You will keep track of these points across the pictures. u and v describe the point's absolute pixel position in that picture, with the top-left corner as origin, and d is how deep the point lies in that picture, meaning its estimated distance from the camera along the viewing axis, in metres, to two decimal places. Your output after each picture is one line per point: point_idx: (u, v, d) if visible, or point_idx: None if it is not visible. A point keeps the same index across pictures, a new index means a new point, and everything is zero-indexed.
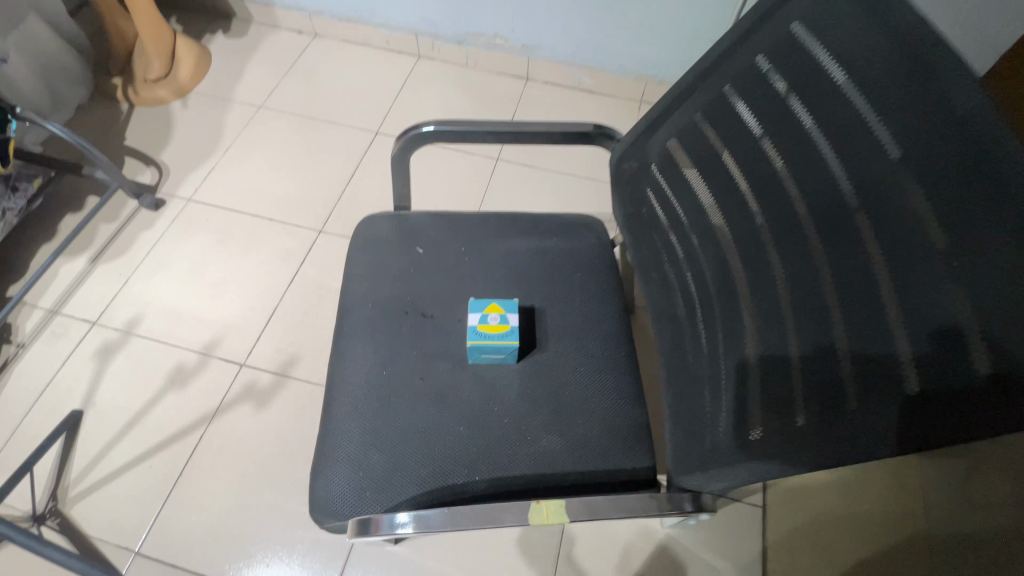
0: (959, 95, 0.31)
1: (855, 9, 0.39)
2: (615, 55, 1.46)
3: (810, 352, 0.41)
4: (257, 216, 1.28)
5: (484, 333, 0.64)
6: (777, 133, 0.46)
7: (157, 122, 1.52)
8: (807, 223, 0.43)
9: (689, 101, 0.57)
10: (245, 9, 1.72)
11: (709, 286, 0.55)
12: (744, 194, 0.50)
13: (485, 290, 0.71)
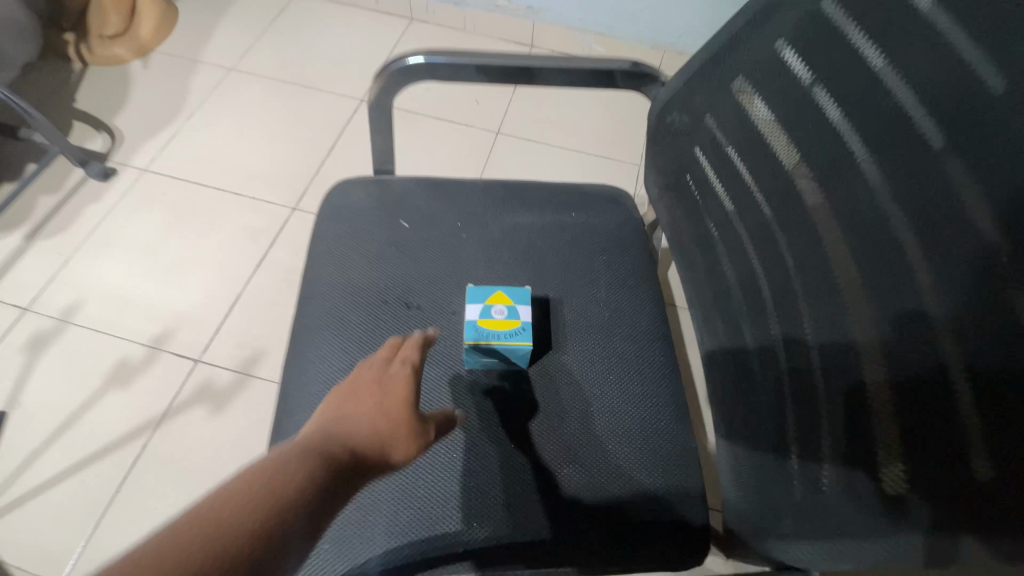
0: None
1: None
2: (630, 19, 1.31)
3: (960, 364, 0.27)
4: (222, 189, 1.12)
5: (487, 331, 0.51)
6: (902, 50, 0.32)
7: (114, 84, 1.35)
8: (961, 170, 0.28)
9: (758, 28, 0.43)
10: None
11: (791, 275, 0.41)
12: (843, 141, 0.36)
13: (487, 275, 0.56)
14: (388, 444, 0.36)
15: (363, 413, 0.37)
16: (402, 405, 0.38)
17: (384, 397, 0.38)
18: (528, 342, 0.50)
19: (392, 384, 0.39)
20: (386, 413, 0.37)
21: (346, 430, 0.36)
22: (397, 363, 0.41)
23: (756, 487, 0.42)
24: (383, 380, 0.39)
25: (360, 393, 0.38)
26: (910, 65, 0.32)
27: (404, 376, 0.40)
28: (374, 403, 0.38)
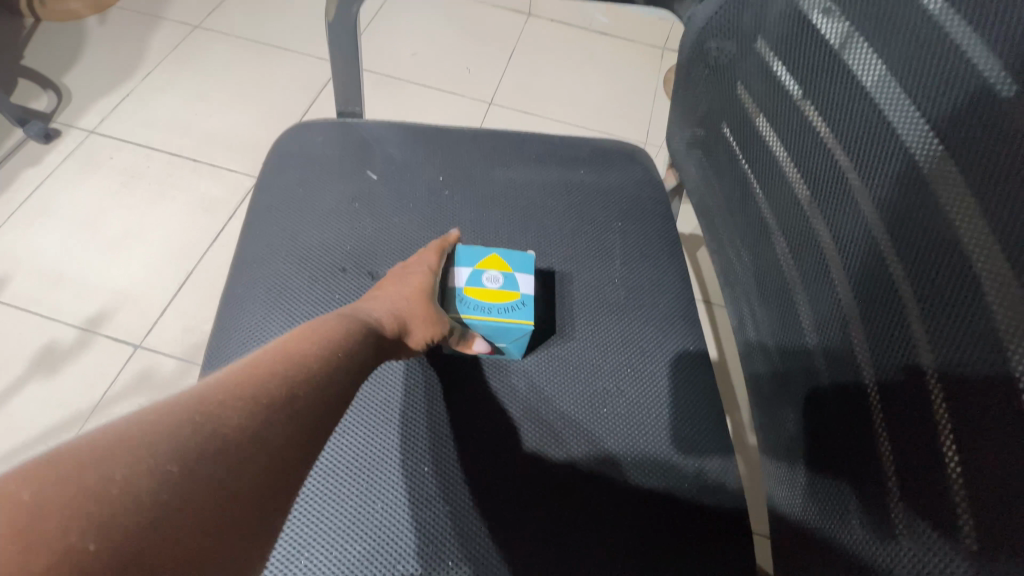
0: None
1: None
2: None
3: None
4: (178, 154, 1.00)
5: (478, 306, 0.42)
6: None
7: (66, 40, 1.21)
8: None
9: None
10: None
11: (883, 237, 0.31)
12: (938, 36, 0.27)
13: (475, 242, 0.45)
14: (407, 324, 0.39)
15: (383, 300, 0.39)
16: (420, 294, 0.40)
17: (406, 291, 0.40)
18: (528, 321, 0.40)
19: (411, 277, 0.41)
20: (404, 300, 0.40)
21: (367, 311, 0.38)
22: (414, 262, 0.42)
23: (852, 528, 0.32)
24: (404, 274, 0.41)
25: (384, 288, 0.41)
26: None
27: (425, 276, 0.41)
28: (396, 294, 0.40)
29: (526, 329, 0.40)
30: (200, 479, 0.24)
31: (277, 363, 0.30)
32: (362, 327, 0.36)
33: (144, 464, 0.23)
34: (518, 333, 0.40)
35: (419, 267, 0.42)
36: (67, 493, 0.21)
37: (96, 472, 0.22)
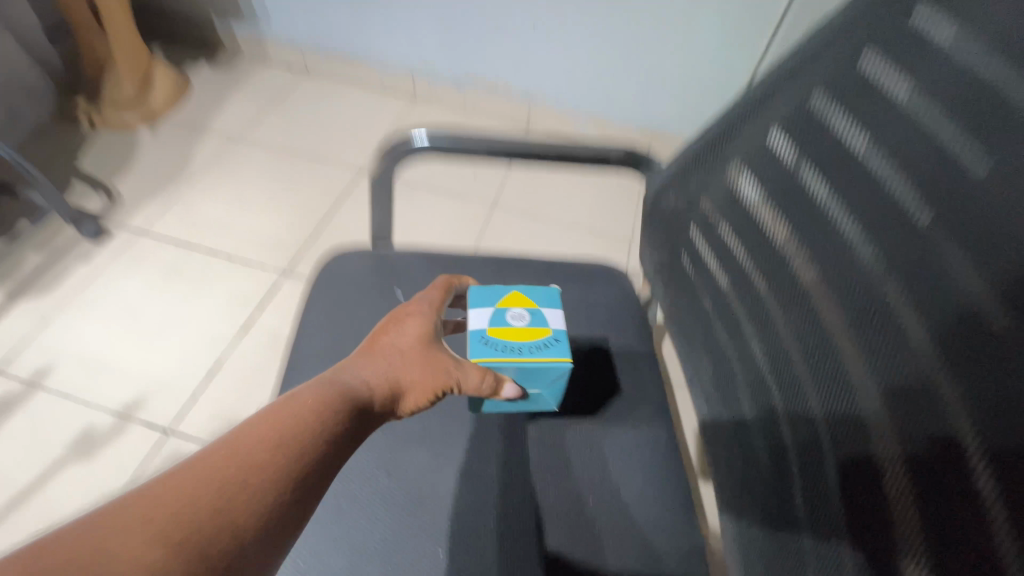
0: None
1: None
2: (622, 105, 1.43)
3: (983, 445, 0.27)
4: (215, 253, 1.12)
5: (519, 346, 0.48)
6: (894, 144, 0.34)
7: (120, 148, 1.38)
8: (958, 258, 0.29)
9: (778, 91, 0.42)
10: (235, 42, 1.64)
11: (782, 332, 0.42)
12: (829, 219, 0.39)
13: (481, 289, 0.52)
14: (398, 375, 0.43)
15: (378, 353, 0.44)
16: (411, 346, 0.45)
17: (401, 345, 0.45)
18: (567, 356, 0.48)
19: (405, 329, 0.47)
20: (396, 352, 0.45)
21: (362, 366, 0.43)
22: (407, 316, 0.48)
23: None
24: (398, 327, 0.47)
25: (375, 344, 0.45)
26: (903, 164, 0.33)
27: (417, 329, 0.47)
28: (392, 345, 0.45)
29: (568, 365, 0.48)
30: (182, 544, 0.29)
31: (257, 439, 0.35)
32: (350, 391, 0.40)
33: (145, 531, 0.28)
34: (558, 371, 0.48)
35: (415, 320, 0.47)
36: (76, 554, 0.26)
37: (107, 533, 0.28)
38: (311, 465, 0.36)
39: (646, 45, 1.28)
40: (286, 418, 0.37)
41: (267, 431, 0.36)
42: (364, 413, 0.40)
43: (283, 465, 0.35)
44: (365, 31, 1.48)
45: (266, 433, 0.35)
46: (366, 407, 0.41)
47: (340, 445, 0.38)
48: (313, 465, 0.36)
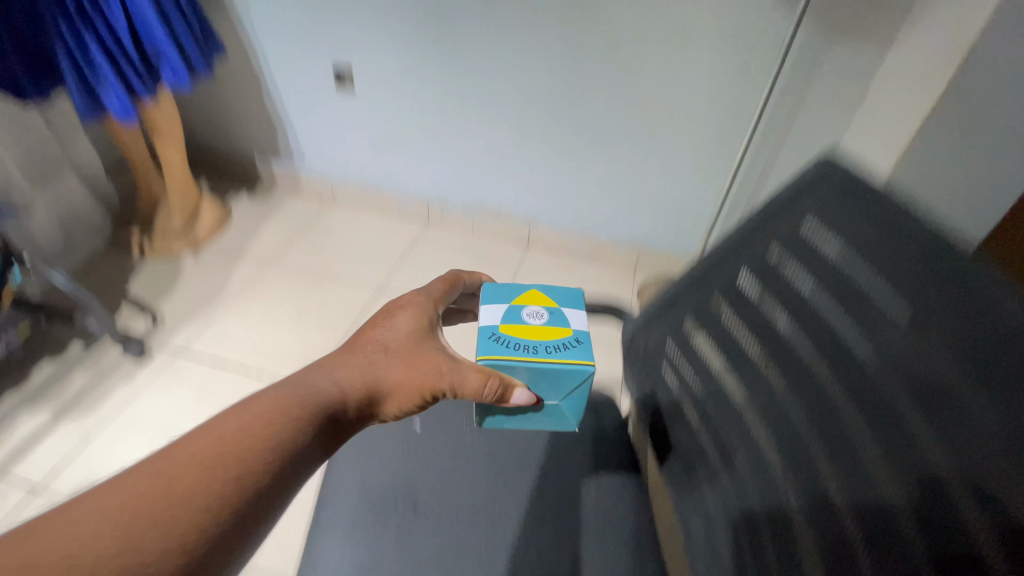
0: (1006, 308, 0.32)
1: (865, 217, 0.40)
2: (610, 228, 1.62)
3: (882, 565, 0.37)
4: (245, 373, 1.24)
5: (546, 347, 0.56)
6: (806, 326, 0.45)
7: (166, 274, 1.54)
8: (855, 422, 0.40)
9: (718, 267, 0.53)
10: (271, 177, 1.88)
11: (730, 453, 0.52)
12: (762, 375, 0.49)
13: (510, 294, 0.61)
14: (367, 379, 0.53)
15: (355, 360, 0.54)
16: (382, 355, 0.55)
17: (374, 355, 0.55)
18: (588, 355, 0.55)
19: (379, 340, 0.56)
20: (371, 359, 0.54)
21: (339, 370, 0.52)
22: (382, 327, 0.58)
23: None
24: (375, 338, 0.57)
25: (355, 353, 0.55)
26: (809, 337, 0.45)
27: (391, 339, 0.56)
28: (369, 352, 0.55)
29: (593, 372, 0.54)
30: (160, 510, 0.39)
31: (201, 445, 0.43)
32: (312, 396, 0.49)
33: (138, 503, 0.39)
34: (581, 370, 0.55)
35: (391, 330, 0.57)
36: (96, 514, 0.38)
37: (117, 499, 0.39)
38: (258, 459, 0.44)
39: (629, 180, 1.48)
40: (232, 423, 0.45)
41: (217, 436, 0.44)
42: (329, 414, 0.49)
43: (230, 463, 0.42)
44: (387, 168, 1.71)
45: (210, 440, 0.43)
46: (330, 408, 0.49)
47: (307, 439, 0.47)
48: (259, 458, 0.44)
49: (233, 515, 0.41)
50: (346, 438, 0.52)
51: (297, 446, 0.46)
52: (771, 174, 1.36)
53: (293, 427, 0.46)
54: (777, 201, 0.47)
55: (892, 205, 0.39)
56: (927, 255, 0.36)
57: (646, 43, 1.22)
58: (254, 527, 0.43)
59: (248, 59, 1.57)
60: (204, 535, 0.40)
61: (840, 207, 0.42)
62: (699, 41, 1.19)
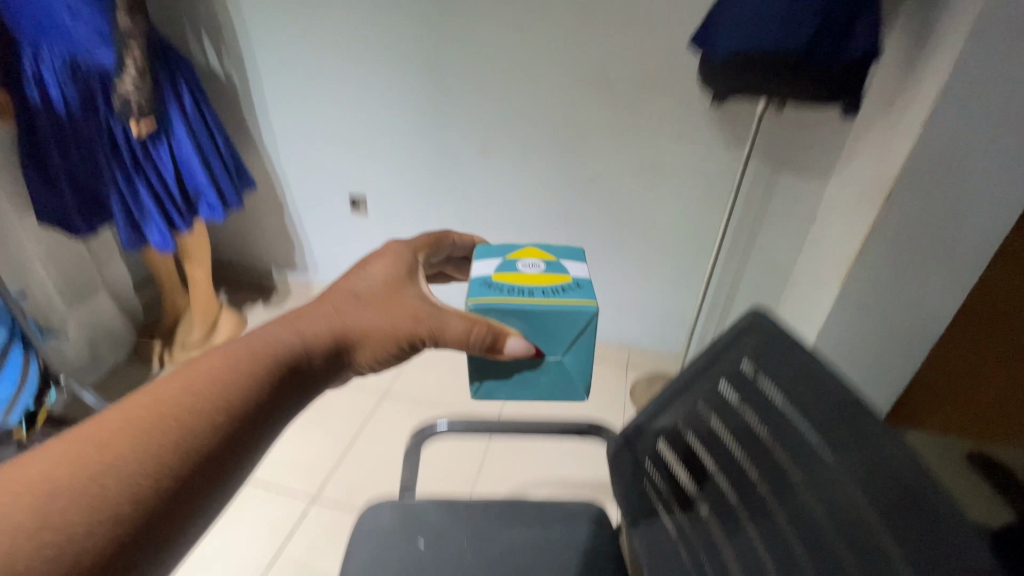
0: (885, 445, 0.43)
1: (786, 364, 0.53)
2: (600, 328, 1.74)
3: None
4: (254, 482, 1.37)
5: (545, 289, 0.62)
6: (752, 451, 0.55)
7: None
8: (796, 539, 0.49)
9: (682, 394, 0.64)
10: (286, 286, 2.03)
11: (731, 567, 0.55)
12: (722, 495, 0.58)
13: (502, 254, 0.69)
14: (341, 327, 0.55)
15: (327, 307, 0.57)
16: (356, 303, 0.58)
17: (348, 303, 0.57)
18: (586, 292, 0.61)
19: (353, 290, 0.59)
20: (347, 306, 0.57)
21: (313, 317, 0.55)
22: (358, 279, 0.61)
23: None
24: (349, 289, 0.59)
25: (321, 307, 0.57)
26: (754, 459, 0.55)
27: (365, 289, 0.60)
28: (342, 300, 0.58)
29: (596, 309, 0.59)
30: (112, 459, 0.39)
31: (131, 414, 0.41)
32: (268, 349, 0.50)
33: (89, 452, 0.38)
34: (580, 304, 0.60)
35: (364, 280, 0.61)
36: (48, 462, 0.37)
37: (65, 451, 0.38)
38: (205, 419, 0.43)
39: (615, 286, 1.62)
40: (169, 387, 0.44)
41: (152, 403, 0.42)
42: (291, 368, 0.50)
43: (172, 427, 0.42)
44: None
45: (143, 407, 0.42)
46: (289, 362, 0.50)
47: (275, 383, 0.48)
48: (219, 406, 0.44)
49: (186, 474, 0.41)
50: (318, 386, 0.53)
51: (255, 398, 0.47)
52: (743, 280, 1.49)
53: (246, 381, 0.47)
54: (722, 343, 0.61)
55: (803, 355, 0.52)
56: (828, 397, 0.48)
57: (619, 174, 1.41)
58: (224, 469, 0.43)
59: (273, 187, 1.78)
60: (153, 496, 0.39)
61: (768, 354, 0.55)
62: (665, 172, 1.37)
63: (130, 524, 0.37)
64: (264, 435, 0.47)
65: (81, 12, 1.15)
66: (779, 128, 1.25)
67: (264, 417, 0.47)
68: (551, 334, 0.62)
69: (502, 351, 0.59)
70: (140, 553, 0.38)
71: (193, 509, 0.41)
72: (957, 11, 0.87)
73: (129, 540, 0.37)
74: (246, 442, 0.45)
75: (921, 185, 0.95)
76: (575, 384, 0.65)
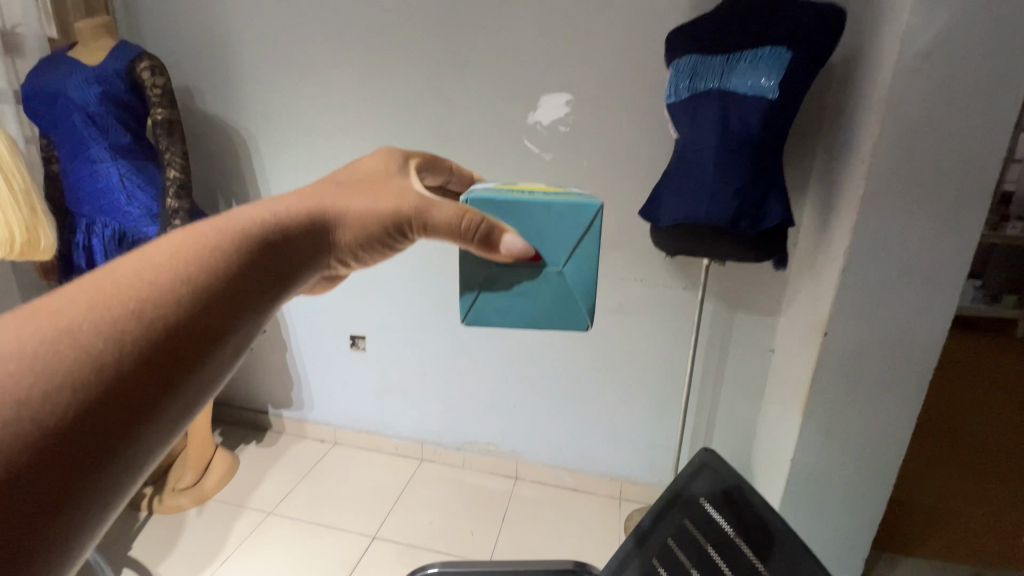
0: (798, 558, 0.64)
1: (730, 500, 0.74)
2: (590, 460, 1.77)
3: None
4: None
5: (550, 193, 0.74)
6: None
7: (166, 534, 1.61)
8: None
9: (655, 528, 0.80)
10: (280, 423, 2.08)
11: None
12: None
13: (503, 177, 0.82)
14: (315, 214, 0.59)
15: (298, 197, 0.60)
16: (326, 196, 0.62)
17: (317, 198, 0.61)
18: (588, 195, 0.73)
19: (323, 188, 0.64)
20: (318, 198, 0.61)
21: (285, 204, 0.58)
22: (324, 182, 0.66)
23: None
24: (316, 188, 0.63)
25: (296, 197, 0.60)
26: None
27: (332, 188, 0.64)
28: (312, 194, 0.62)
29: (601, 204, 0.70)
30: (78, 316, 0.39)
31: (89, 284, 0.41)
32: (241, 225, 0.51)
33: (55, 315, 0.39)
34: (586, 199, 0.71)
35: (329, 183, 0.65)
36: (21, 323, 0.38)
37: (37, 312, 0.39)
38: (171, 280, 0.43)
39: (599, 416, 1.70)
40: (134, 257, 0.45)
41: (111, 271, 0.43)
42: (266, 245, 0.52)
43: (134, 289, 0.42)
44: (386, 415, 1.93)
45: (103, 275, 0.42)
46: (262, 238, 0.52)
47: (254, 251, 0.50)
48: (191, 268, 0.45)
49: (152, 328, 0.41)
50: (302, 263, 0.56)
51: (228, 265, 0.47)
52: (719, 407, 1.59)
53: (215, 252, 0.48)
54: (682, 483, 0.81)
55: (740, 493, 0.74)
56: (760, 525, 0.70)
57: (595, 314, 1.58)
58: (210, 325, 0.44)
59: (279, 331, 1.92)
60: (117, 350, 0.39)
61: (718, 492, 0.76)
62: (633, 312, 1.54)
63: (95, 376, 0.37)
64: (244, 304, 0.47)
65: (135, 194, 1.42)
66: (727, 275, 1.44)
67: (240, 286, 0.48)
68: (559, 237, 0.72)
69: (499, 248, 0.66)
70: (115, 405, 0.38)
71: (167, 369, 0.41)
72: (847, 193, 1.09)
73: (95, 393, 0.37)
74: (223, 305, 0.45)
75: (848, 325, 1.10)
76: (573, 292, 0.74)
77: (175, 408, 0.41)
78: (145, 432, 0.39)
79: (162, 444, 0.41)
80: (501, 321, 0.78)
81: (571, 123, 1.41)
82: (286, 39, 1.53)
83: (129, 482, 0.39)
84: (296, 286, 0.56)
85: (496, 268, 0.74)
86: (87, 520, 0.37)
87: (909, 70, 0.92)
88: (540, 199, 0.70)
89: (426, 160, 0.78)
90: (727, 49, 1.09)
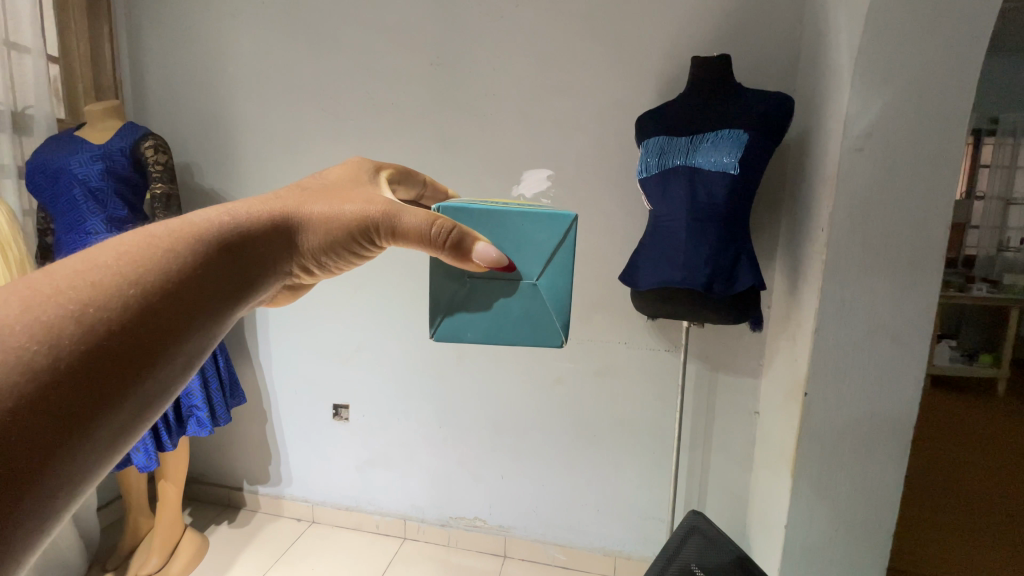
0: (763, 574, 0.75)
1: (711, 550, 0.85)
2: (581, 533, 1.70)
3: None
4: None
5: (525, 206, 0.77)
6: None
7: None
8: None
9: None
10: (255, 500, 1.98)
11: None
12: None
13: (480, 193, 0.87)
14: (277, 220, 0.60)
15: (260, 202, 0.61)
16: (289, 202, 0.63)
17: (279, 204, 0.62)
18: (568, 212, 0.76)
19: (288, 194, 0.65)
20: (279, 203, 0.62)
21: (244, 208, 0.59)
22: (289, 187, 0.66)
23: None
24: (280, 193, 0.64)
25: (254, 204, 0.60)
26: None
27: (297, 194, 0.65)
28: (274, 200, 0.63)
29: (575, 215, 0.74)
30: (14, 317, 0.38)
31: (23, 286, 0.41)
32: (194, 228, 0.52)
33: None
34: (561, 215, 0.75)
35: (293, 189, 0.66)
36: None
37: None
38: (115, 284, 0.43)
39: (590, 484, 1.66)
40: (77, 261, 0.44)
41: (50, 274, 0.42)
42: (223, 250, 0.53)
43: (75, 292, 0.41)
44: (368, 487, 1.86)
45: (39, 278, 0.42)
46: (217, 242, 0.52)
47: (212, 257, 0.51)
48: (142, 271, 0.45)
49: (92, 331, 0.40)
50: (263, 268, 0.56)
51: (178, 269, 0.47)
52: (709, 472, 1.56)
53: (166, 255, 0.48)
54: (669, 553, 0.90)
55: (718, 542, 0.86)
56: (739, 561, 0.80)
57: (580, 377, 1.59)
58: (160, 327, 0.44)
59: (260, 398, 1.88)
60: (52, 354, 0.38)
61: (702, 549, 0.87)
62: (618, 375, 1.56)
63: (32, 381, 0.37)
64: (197, 308, 0.47)
65: None
66: (707, 337, 1.49)
67: (193, 290, 0.48)
68: (533, 247, 0.75)
69: (471, 256, 0.66)
70: (54, 410, 0.37)
71: (110, 373, 0.40)
72: (811, 258, 1.16)
73: (25, 400, 0.36)
74: (174, 308, 0.45)
75: (825, 384, 1.13)
76: (546, 306, 0.78)
77: (117, 416, 0.41)
78: (86, 439, 0.39)
79: (105, 453, 0.41)
80: (470, 342, 0.81)
81: (552, 195, 1.50)
82: (286, 121, 1.64)
83: (68, 494, 0.38)
84: (254, 293, 0.56)
85: (471, 282, 0.77)
86: (21, 530, 0.36)
87: (855, 147, 1.02)
88: (514, 211, 0.74)
89: (394, 175, 0.81)
90: (690, 132, 1.20)
